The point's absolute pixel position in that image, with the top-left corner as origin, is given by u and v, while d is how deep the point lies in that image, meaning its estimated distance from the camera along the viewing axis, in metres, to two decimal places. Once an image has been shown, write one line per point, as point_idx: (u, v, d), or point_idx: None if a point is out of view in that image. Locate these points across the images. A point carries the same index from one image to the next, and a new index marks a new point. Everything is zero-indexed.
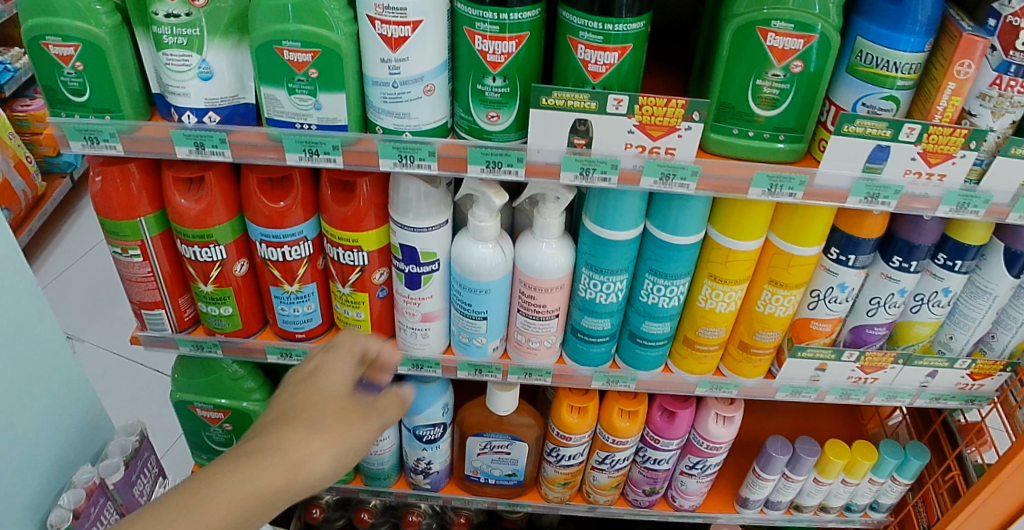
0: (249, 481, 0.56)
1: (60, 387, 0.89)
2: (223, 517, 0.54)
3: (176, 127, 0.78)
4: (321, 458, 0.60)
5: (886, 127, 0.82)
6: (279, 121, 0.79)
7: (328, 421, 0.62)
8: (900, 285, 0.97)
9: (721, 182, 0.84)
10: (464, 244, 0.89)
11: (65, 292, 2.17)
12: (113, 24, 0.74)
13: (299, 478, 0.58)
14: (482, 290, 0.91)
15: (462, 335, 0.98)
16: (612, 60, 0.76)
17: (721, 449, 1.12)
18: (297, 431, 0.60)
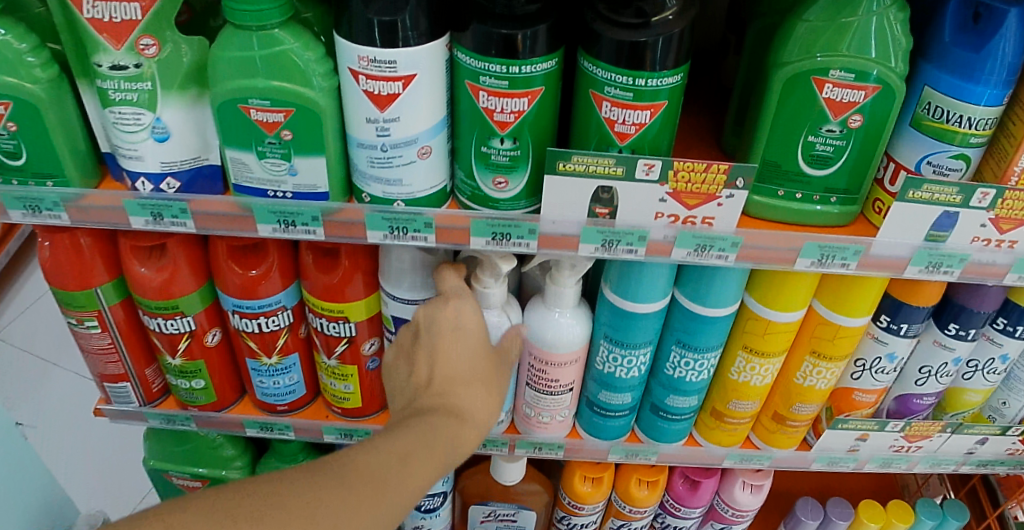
0: (453, 430, 0.61)
1: (13, 475, 0.79)
2: (429, 472, 0.58)
3: (128, 196, 0.67)
4: (490, 402, 0.67)
5: (957, 192, 0.69)
6: (249, 187, 0.67)
7: (480, 373, 0.67)
8: (955, 353, 0.86)
9: (764, 252, 0.72)
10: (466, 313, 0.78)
11: (22, 331, 1.87)
12: (51, 79, 0.62)
13: (484, 406, 0.66)
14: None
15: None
16: (642, 119, 0.64)
17: (746, 517, 1.02)
18: (471, 387, 0.65)
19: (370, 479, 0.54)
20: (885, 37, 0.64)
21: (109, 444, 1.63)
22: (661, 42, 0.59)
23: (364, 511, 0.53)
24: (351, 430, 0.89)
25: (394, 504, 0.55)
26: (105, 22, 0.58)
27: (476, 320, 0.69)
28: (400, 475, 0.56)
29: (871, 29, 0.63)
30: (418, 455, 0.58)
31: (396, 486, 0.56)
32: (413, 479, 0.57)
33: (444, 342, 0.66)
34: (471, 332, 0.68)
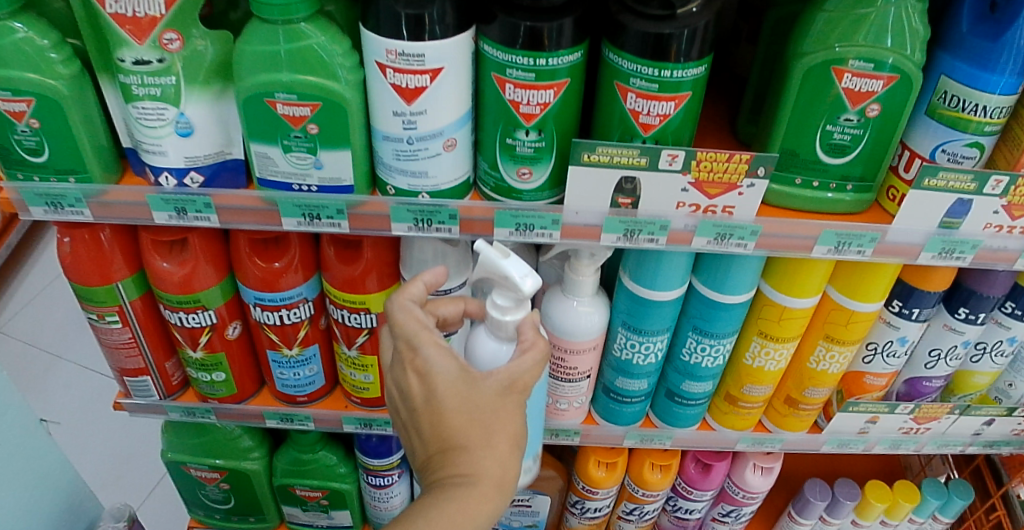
0: (466, 507, 0.54)
1: (37, 468, 0.79)
2: None
3: (152, 191, 0.67)
4: (511, 450, 0.58)
5: (971, 180, 0.71)
6: (273, 181, 0.68)
7: (489, 425, 0.56)
8: (964, 337, 0.88)
9: (782, 240, 0.73)
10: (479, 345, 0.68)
11: (29, 321, 1.87)
12: (74, 74, 0.62)
13: (503, 459, 0.57)
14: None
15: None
16: (667, 110, 0.64)
17: (757, 498, 1.04)
18: (486, 449, 0.56)
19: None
20: (899, 26, 0.64)
21: (116, 437, 1.64)
22: (686, 34, 0.59)
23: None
24: (371, 419, 0.90)
25: None
26: (128, 17, 0.58)
27: (449, 368, 0.56)
28: None
29: (891, 19, 0.64)
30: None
31: None
32: None
33: (429, 407, 0.56)
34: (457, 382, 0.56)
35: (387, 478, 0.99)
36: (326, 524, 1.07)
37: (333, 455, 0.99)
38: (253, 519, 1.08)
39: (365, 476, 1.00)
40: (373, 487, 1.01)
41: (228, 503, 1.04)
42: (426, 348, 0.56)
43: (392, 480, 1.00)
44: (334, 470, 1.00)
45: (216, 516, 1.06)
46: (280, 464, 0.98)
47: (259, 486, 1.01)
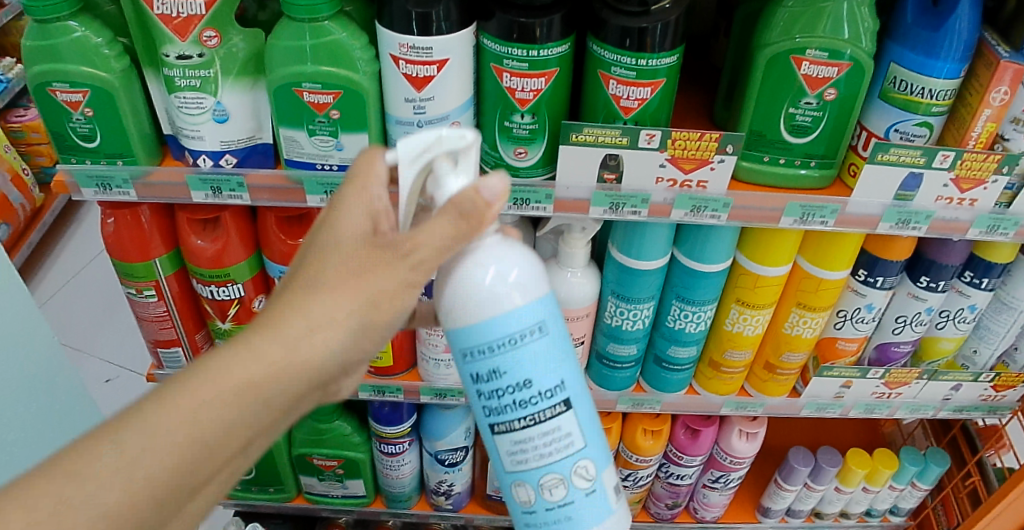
0: (243, 354, 0.46)
1: None
2: (221, 397, 0.45)
3: (191, 172, 0.76)
4: (344, 323, 0.49)
5: (921, 155, 0.79)
6: (299, 162, 0.76)
7: (319, 283, 0.49)
8: (926, 304, 0.96)
9: (753, 212, 0.82)
10: (454, 264, 0.56)
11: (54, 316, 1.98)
12: (123, 68, 0.71)
13: (323, 329, 0.48)
14: (534, 330, 0.56)
15: (551, 484, 0.60)
16: (644, 95, 0.73)
17: (743, 464, 1.11)
18: (303, 305, 0.48)
19: (123, 435, 0.42)
20: (852, 19, 0.73)
21: None
22: (659, 27, 0.68)
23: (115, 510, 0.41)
24: (384, 387, 0.98)
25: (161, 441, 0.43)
26: (174, 18, 0.67)
27: (345, 223, 0.51)
28: (175, 406, 0.44)
29: (843, 13, 0.73)
30: (191, 400, 0.44)
31: (165, 416, 0.43)
32: (192, 409, 0.44)
33: (298, 261, 0.52)
34: (337, 237, 0.51)
35: (399, 445, 1.07)
36: (341, 493, 1.15)
37: (347, 425, 1.06)
38: (272, 490, 1.16)
39: (377, 444, 1.07)
40: (385, 454, 1.09)
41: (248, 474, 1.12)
42: (339, 200, 0.53)
43: (403, 448, 1.08)
44: (349, 440, 1.07)
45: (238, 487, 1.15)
46: (300, 434, 1.06)
47: (279, 456, 1.09)
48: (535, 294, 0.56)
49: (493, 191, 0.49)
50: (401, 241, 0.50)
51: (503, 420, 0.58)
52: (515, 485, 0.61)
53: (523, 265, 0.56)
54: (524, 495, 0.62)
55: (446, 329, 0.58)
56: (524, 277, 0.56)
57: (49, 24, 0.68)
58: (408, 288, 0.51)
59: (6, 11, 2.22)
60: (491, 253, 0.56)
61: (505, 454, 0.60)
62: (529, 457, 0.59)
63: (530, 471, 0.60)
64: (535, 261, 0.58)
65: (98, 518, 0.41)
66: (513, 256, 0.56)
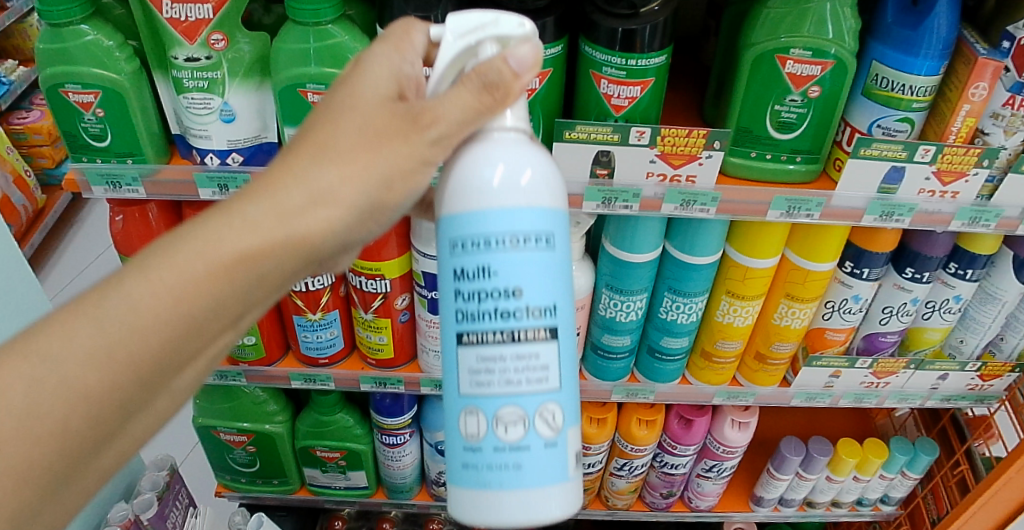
0: (241, 222, 0.49)
1: None
2: (218, 261, 0.48)
3: (198, 170, 0.79)
4: (334, 204, 0.51)
5: (903, 149, 0.82)
6: None
7: (312, 159, 0.51)
8: (912, 294, 0.99)
9: (741, 206, 0.85)
10: (466, 156, 0.55)
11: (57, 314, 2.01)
12: (133, 70, 0.74)
13: (313, 207, 0.50)
14: (537, 237, 0.54)
15: (508, 420, 0.54)
16: (635, 93, 0.76)
17: (736, 453, 1.14)
18: (295, 180, 0.50)
19: (109, 305, 0.46)
20: (835, 18, 0.76)
21: None
22: (647, 29, 0.71)
23: (98, 379, 0.45)
24: (385, 379, 1.01)
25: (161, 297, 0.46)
26: (182, 22, 0.70)
27: (361, 87, 0.54)
28: (175, 265, 0.47)
29: (826, 12, 0.76)
30: (176, 273, 0.47)
31: (166, 274, 0.47)
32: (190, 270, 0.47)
33: (305, 127, 0.54)
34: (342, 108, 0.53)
35: (399, 437, 1.10)
36: (343, 485, 1.18)
37: (350, 417, 1.09)
38: (275, 482, 1.19)
39: (379, 435, 1.10)
40: (386, 446, 1.11)
41: (253, 466, 1.15)
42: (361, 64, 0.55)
43: (403, 439, 1.10)
44: (351, 432, 1.11)
45: (243, 479, 1.17)
46: (303, 426, 1.09)
47: (283, 448, 1.12)
48: (546, 203, 0.55)
49: (521, 63, 0.51)
50: (421, 113, 0.52)
51: (476, 330, 0.54)
52: (465, 414, 0.56)
53: (538, 169, 0.55)
54: (473, 429, 0.56)
55: (441, 220, 0.56)
56: (537, 182, 0.54)
57: (62, 27, 0.71)
58: (421, 162, 0.53)
59: (9, 13, 2.25)
60: (509, 150, 0.55)
61: (466, 371, 0.55)
62: (493, 381, 0.54)
63: (488, 397, 0.54)
64: (554, 173, 0.56)
65: (101, 363, 0.45)
66: (531, 159, 0.55)
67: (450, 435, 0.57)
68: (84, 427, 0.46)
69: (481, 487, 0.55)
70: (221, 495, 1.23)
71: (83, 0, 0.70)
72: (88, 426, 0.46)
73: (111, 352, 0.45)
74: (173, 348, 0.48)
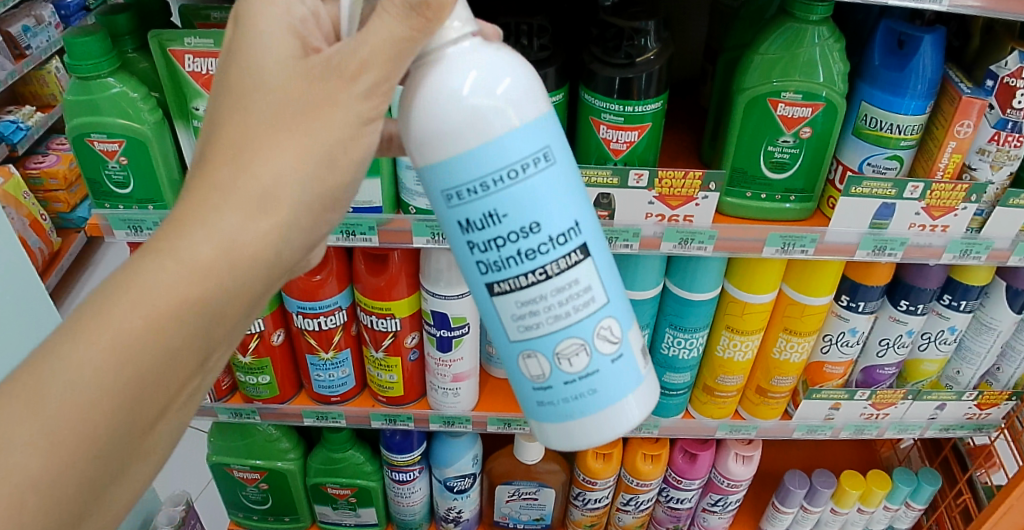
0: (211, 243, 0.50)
1: None
2: (194, 282, 0.49)
3: None
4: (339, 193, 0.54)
5: (892, 186, 0.85)
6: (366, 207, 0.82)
7: (267, 130, 0.52)
8: (908, 326, 1.02)
9: (736, 243, 0.88)
10: (435, 76, 0.53)
11: None
12: (156, 120, 0.79)
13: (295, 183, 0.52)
14: (536, 158, 0.54)
15: (570, 353, 0.59)
16: (632, 138, 0.80)
17: (741, 487, 1.16)
18: (284, 147, 0.52)
19: (136, 293, 0.47)
20: (825, 63, 0.80)
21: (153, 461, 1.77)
22: (643, 77, 0.75)
23: (136, 366, 0.47)
24: (395, 416, 1.03)
25: (148, 321, 0.47)
26: (203, 74, 0.78)
27: (271, 42, 0.53)
28: (154, 290, 0.48)
29: (815, 57, 0.79)
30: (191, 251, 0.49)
31: (147, 299, 0.47)
32: (170, 293, 0.48)
33: (220, 77, 0.54)
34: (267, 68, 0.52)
35: (409, 473, 1.11)
36: (354, 522, 1.19)
37: (360, 454, 1.11)
38: (287, 519, 1.20)
39: (389, 472, 1.12)
40: (396, 482, 1.13)
41: (265, 503, 1.16)
42: (264, 4, 0.55)
43: (413, 476, 1.12)
44: (361, 469, 1.12)
45: (255, 516, 1.19)
46: (315, 463, 1.11)
47: (295, 485, 1.14)
48: (531, 106, 0.54)
49: None
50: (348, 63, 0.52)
51: (505, 279, 0.57)
52: (524, 358, 0.60)
53: (513, 76, 0.54)
54: (536, 370, 0.60)
55: (427, 167, 0.55)
56: (515, 88, 0.53)
57: (90, 80, 0.76)
58: (360, 123, 0.54)
59: (27, 61, 2.34)
60: (476, 57, 0.53)
61: (510, 320, 0.58)
62: (541, 321, 0.57)
63: (540, 338, 0.58)
64: (523, 69, 0.55)
65: (92, 396, 0.46)
66: (503, 65, 0.54)
67: (519, 380, 0.63)
68: (129, 415, 0.48)
69: (563, 417, 0.61)
70: None
71: (110, 55, 0.75)
72: (138, 408, 0.48)
73: (144, 336, 0.47)
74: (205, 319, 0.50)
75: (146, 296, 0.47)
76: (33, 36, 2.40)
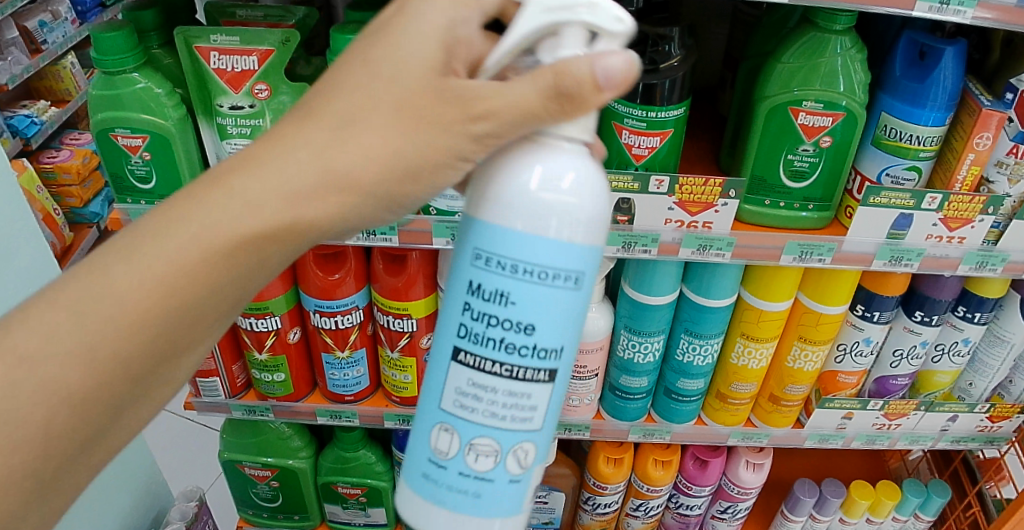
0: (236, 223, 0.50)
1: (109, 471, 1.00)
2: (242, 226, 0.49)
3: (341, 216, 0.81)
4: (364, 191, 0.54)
5: (910, 197, 0.86)
6: None
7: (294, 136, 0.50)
8: (921, 337, 1.02)
9: (754, 251, 0.88)
10: (520, 151, 0.52)
11: None
12: (179, 116, 0.79)
13: (339, 181, 0.50)
14: (562, 273, 0.52)
15: (482, 451, 0.56)
16: (654, 143, 0.80)
17: (750, 494, 1.16)
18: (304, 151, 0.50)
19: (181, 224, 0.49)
20: (846, 72, 0.80)
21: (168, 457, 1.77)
22: (667, 83, 0.75)
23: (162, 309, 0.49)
24: (408, 416, 1.03)
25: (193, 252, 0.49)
26: (228, 72, 0.78)
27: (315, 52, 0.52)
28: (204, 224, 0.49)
29: (837, 67, 0.80)
30: (212, 217, 0.50)
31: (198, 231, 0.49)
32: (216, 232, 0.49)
33: None
34: None
35: None
36: (363, 521, 1.20)
37: (372, 454, 1.11)
38: (296, 518, 1.20)
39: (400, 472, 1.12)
40: None
41: (275, 501, 1.17)
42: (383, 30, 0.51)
43: None
44: (372, 468, 1.12)
45: (265, 514, 1.19)
46: (326, 462, 1.11)
47: (306, 484, 1.14)
48: (591, 225, 0.53)
49: (607, 77, 0.47)
50: (473, 101, 0.49)
51: (475, 354, 0.54)
52: (439, 428, 0.57)
53: (586, 180, 0.52)
54: (443, 447, 0.57)
55: (468, 222, 0.54)
56: (581, 191, 0.52)
57: (115, 75, 0.76)
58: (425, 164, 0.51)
59: (42, 55, 2.36)
60: (569, 156, 0.52)
61: (452, 390, 0.56)
62: (477, 409, 0.55)
63: (466, 423, 0.55)
64: (603, 186, 0.54)
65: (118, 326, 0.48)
66: (582, 168, 0.52)
67: (417, 444, 0.59)
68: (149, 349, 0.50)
69: (434, 501, 0.57)
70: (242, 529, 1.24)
71: (135, 51, 0.76)
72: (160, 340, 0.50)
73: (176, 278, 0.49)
74: (220, 286, 0.51)
75: (198, 227, 0.49)
76: (49, 31, 2.42)
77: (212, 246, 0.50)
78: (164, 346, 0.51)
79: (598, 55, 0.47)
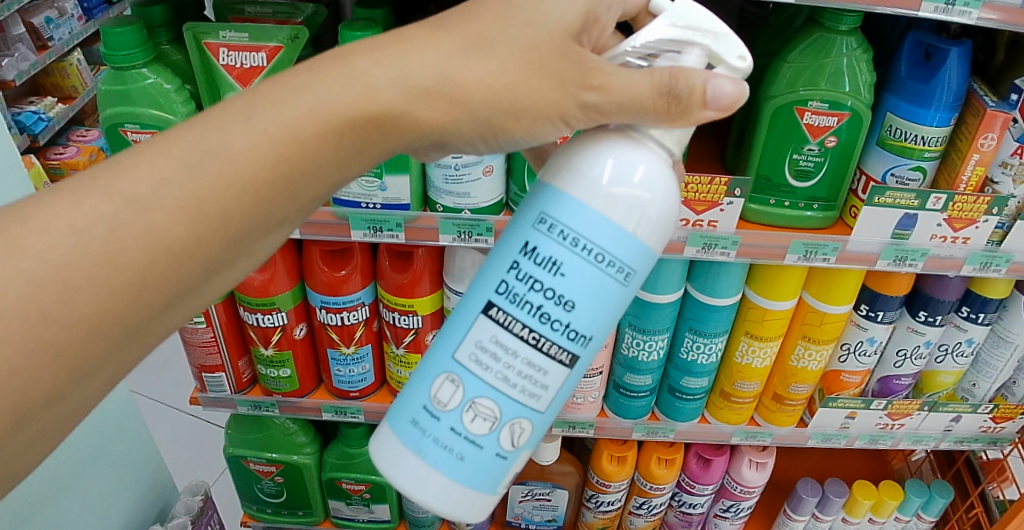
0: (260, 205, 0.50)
1: (113, 467, 1.01)
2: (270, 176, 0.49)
3: (357, 213, 0.82)
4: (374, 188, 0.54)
5: (915, 197, 0.86)
6: (394, 205, 0.82)
7: None
8: (925, 337, 1.02)
9: (759, 250, 0.89)
10: (606, 137, 0.54)
11: None
12: (187, 112, 0.80)
13: None
14: (612, 260, 0.53)
15: (482, 413, 0.56)
16: None
17: (753, 493, 1.16)
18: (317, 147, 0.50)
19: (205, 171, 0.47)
20: (851, 72, 0.80)
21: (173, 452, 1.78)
22: None
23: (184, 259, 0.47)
24: None
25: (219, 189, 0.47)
26: (238, 68, 0.78)
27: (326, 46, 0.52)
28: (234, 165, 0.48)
29: (842, 66, 0.80)
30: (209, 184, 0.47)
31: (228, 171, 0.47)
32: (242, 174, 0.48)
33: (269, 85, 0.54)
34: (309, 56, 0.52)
35: None
36: (367, 517, 1.20)
37: None
38: (300, 514, 1.21)
39: None
40: None
41: (279, 497, 1.17)
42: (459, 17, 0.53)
43: None
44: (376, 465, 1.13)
45: (269, 509, 1.19)
46: (330, 458, 1.12)
47: (310, 480, 1.14)
48: (656, 224, 0.54)
49: (716, 97, 0.51)
50: (593, 73, 0.51)
51: (508, 313, 0.54)
52: (445, 377, 0.56)
53: (657, 176, 0.53)
54: (443, 398, 0.56)
55: (538, 190, 0.55)
56: (651, 185, 0.53)
57: (125, 71, 0.77)
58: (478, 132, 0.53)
59: (49, 52, 2.37)
60: (652, 156, 0.54)
61: (472, 342, 0.55)
62: (492, 369, 0.54)
63: (477, 379, 0.55)
64: (671, 188, 0.55)
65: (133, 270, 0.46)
66: (656, 165, 0.54)
67: (415, 389, 0.57)
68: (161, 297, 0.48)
69: (416, 448, 0.56)
70: (246, 524, 1.25)
71: (145, 46, 0.76)
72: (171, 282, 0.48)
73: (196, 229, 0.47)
74: (211, 256, 0.48)
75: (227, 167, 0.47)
76: (56, 27, 2.43)
77: (203, 210, 0.47)
78: (145, 319, 0.47)
79: (714, 75, 0.51)
